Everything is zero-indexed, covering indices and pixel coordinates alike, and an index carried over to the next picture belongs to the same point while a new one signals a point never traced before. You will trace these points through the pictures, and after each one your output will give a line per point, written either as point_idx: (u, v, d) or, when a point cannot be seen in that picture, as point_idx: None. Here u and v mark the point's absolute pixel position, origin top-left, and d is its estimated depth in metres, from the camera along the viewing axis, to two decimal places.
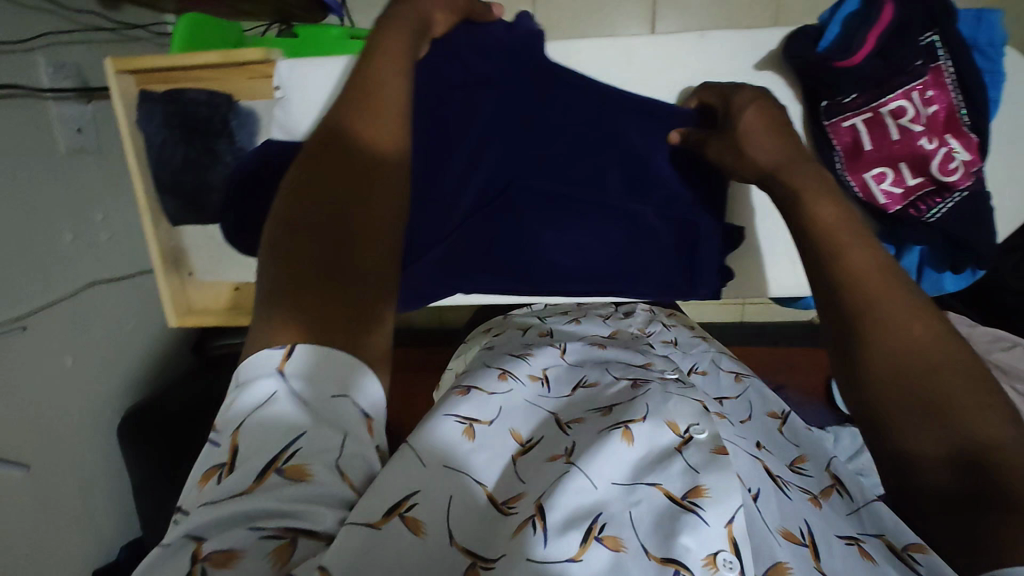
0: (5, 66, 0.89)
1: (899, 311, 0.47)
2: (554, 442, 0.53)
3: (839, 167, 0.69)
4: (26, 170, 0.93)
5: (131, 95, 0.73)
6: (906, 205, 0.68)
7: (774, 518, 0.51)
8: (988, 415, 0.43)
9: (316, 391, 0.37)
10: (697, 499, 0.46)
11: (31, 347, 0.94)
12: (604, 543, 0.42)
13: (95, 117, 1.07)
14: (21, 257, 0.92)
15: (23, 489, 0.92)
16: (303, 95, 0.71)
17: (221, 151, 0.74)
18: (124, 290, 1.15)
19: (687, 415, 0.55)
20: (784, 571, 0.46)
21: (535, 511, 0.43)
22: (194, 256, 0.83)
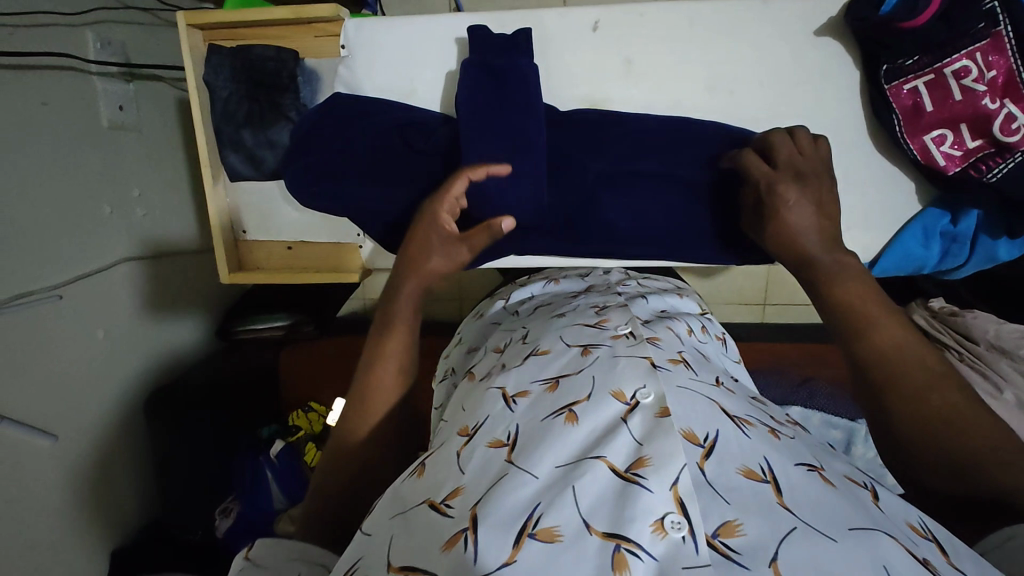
0: (56, 37, 0.91)
1: (921, 382, 0.51)
2: (498, 426, 0.54)
3: (899, 131, 0.72)
4: (68, 143, 0.94)
5: (200, 50, 0.79)
6: (966, 166, 0.71)
7: (734, 456, 0.46)
8: (1007, 465, 0.48)
9: (272, 557, 0.54)
10: (640, 470, 0.45)
11: (65, 316, 0.94)
12: (538, 537, 0.42)
13: (136, 96, 1.08)
14: (59, 227, 0.93)
15: (48, 458, 0.91)
16: (370, 54, 0.77)
17: (285, 107, 0.79)
18: (159, 269, 1.16)
19: (633, 378, 0.54)
20: (733, 531, 0.41)
21: (468, 524, 0.44)
22: (246, 215, 0.86)
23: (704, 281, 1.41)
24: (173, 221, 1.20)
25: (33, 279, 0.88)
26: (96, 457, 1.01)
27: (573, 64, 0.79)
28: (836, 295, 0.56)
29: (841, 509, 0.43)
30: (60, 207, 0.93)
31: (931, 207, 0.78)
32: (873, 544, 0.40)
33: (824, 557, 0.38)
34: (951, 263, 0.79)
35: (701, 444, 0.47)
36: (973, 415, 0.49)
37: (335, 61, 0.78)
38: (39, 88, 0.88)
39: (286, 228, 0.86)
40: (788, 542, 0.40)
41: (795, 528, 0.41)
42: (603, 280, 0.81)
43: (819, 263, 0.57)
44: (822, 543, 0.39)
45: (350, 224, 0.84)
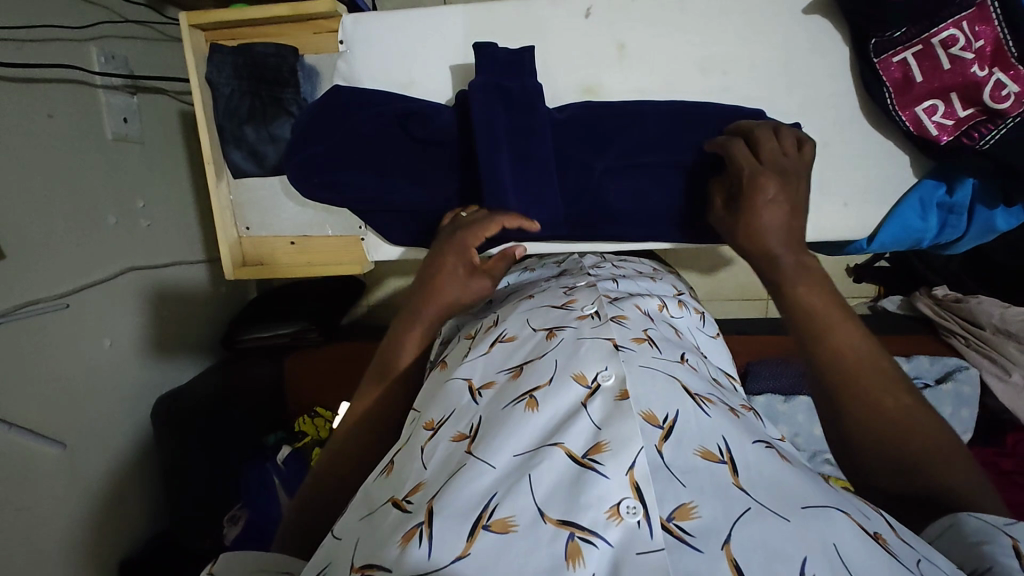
0: (61, 51, 0.93)
1: (880, 385, 0.51)
2: (461, 418, 0.53)
3: (891, 104, 0.73)
4: (73, 155, 0.96)
5: (202, 49, 0.81)
6: (958, 134, 0.71)
7: (692, 437, 0.46)
8: (953, 465, 0.49)
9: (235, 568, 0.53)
10: (597, 455, 0.45)
11: (72, 324, 0.95)
12: (492, 528, 0.42)
13: (140, 109, 1.11)
14: (66, 236, 0.94)
15: (56, 465, 0.91)
16: (367, 49, 0.80)
17: (286, 101, 0.80)
18: (163, 278, 1.17)
19: (596, 361, 0.53)
20: (688, 514, 0.41)
21: (424, 519, 0.44)
22: (249, 211, 0.87)
23: (706, 277, 1.42)
24: (178, 230, 1.22)
25: (40, 288, 0.89)
26: (103, 467, 1.01)
27: (566, 55, 0.81)
28: (793, 293, 0.55)
29: (794, 485, 0.44)
30: (66, 217, 0.94)
31: (927, 178, 0.79)
32: (823, 521, 0.41)
33: (774, 537, 0.39)
34: (950, 234, 0.80)
35: (661, 425, 0.47)
36: (911, 413, 0.50)
37: (334, 56, 0.81)
38: (45, 101, 0.90)
39: (291, 221, 0.86)
40: (740, 524, 0.40)
41: (749, 509, 0.41)
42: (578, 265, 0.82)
43: (772, 258, 0.58)
44: (773, 522, 0.40)
45: (352, 218, 0.85)
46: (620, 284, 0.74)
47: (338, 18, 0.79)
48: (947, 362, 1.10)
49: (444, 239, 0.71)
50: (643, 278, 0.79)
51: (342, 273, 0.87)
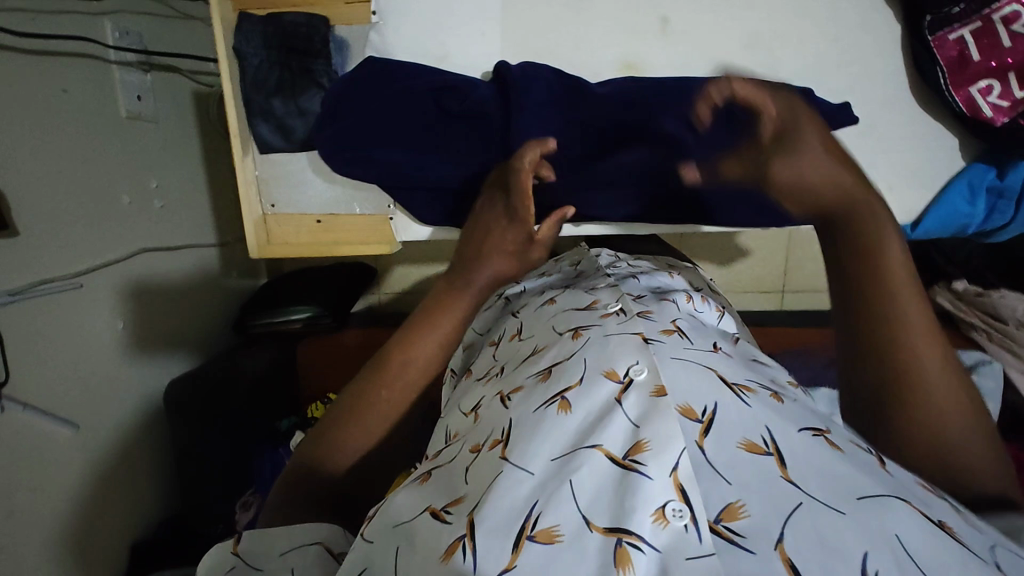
0: (75, 23, 0.90)
1: (933, 353, 0.54)
2: (495, 428, 0.53)
3: (945, 83, 0.73)
4: (87, 131, 0.94)
5: (230, 20, 0.78)
6: (1013, 115, 0.73)
7: (734, 431, 0.46)
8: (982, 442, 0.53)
9: (264, 551, 0.52)
10: (638, 456, 0.44)
11: (84, 304, 0.93)
12: (537, 539, 0.41)
13: (153, 87, 1.08)
14: (80, 215, 0.92)
15: (69, 447, 0.90)
16: (397, 21, 0.78)
17: (317, 74, 0.78)
18: (176, 260, 1.15)
19: (626, 356, 0.54)
20: (737, 514, 0.40)
21: (466, 531, 0.43)
22: (273, 187, 0.84)
23: (723, 269, 1.41)
24: (190, 212, 1.19)
25: (54, 267, 0.87)
26: (116, 450, 1.00)
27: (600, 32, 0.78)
28: (869, 255, 0.56)
29: (849, 478, 0.42)
30: (79, 194, 0.92)
31: (975, 163, 0.79)
32: (880, 511, 0.40)
33: (828, 531, 0.38)
34: (997, 221, 0.81)
35: (700, 419, 0.47)
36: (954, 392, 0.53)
37: (364, 27, 0.78)
38: (60, 76, 0.88)
39: (317, 199, 0.84)
40: (791, 521, 0.39)
41: (800, 505, 0.40)
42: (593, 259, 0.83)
43: (868, 213, 0.57)
44: (827, 516, 0.39)
45: (384, 195, 0.84)
46: (641, 282, 0.74)
47: None
48: (969, 356, 1.09)
49: (489, 208, 0.76)
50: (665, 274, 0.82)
51: (368, 253, 0.86)
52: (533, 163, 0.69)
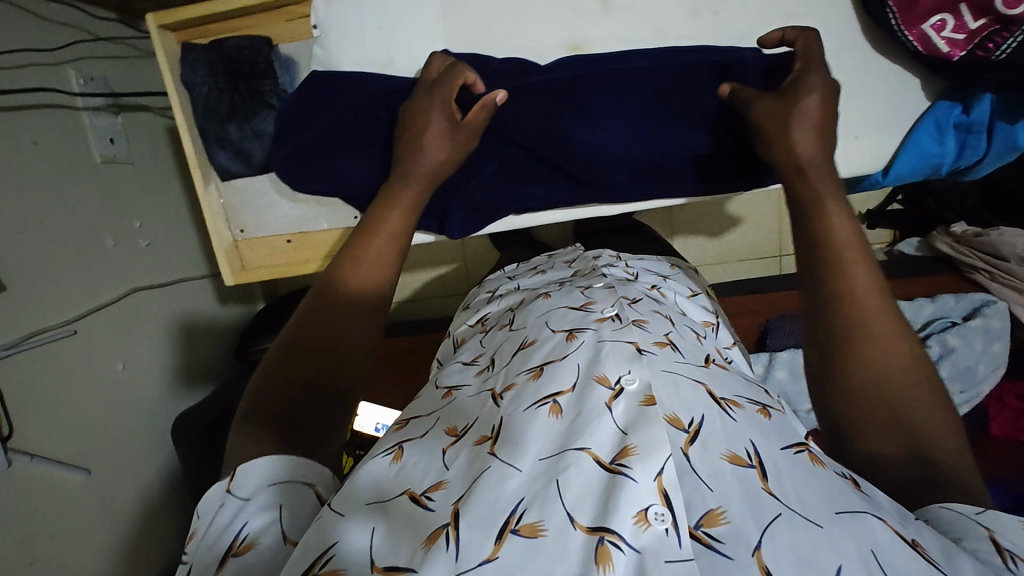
0: (37, 74, 0.91)
1: (889, 331, 0.51)
2: (484, 422, 0.54)
3: (895, 22, 0.72)
4: (64, 179, 0.95)
5: (174, 51, 0.79)
6: (971, 48, 0.70)
7: (719, 442, 0.48)
8: (938, 416, 0.49)
9: (250, 489, 0.46)
10: (624, 460, 0.46)
11: (80, 350, 0.94)
12: (521, 533, 0.42)
13: (125, 128, 1.09)
14: (65, 263, 0.93)
15: (83, 492, 0.91)
16: (340, 31, 0.77)
17: (265, 94, 0.80)
18: (167, 296, 1.16)
19: (617, 366, 0.55)
20: (716, 519, 0.42)
21: (450, 520, 0.43)
22: (242, 213, 0.86)
23: (714, 239, 1.39)
24: (176, 246, 1.20)
25: (46, 317, 0.88)
26: (129, 490, 1.00)
27: (546, 18, 0.78)
28: (823, 224, 0.55)
29: (830, 493, 0.45)
30: (63, 243, 0.93)
31: (940, 101, 0.78)
32: (859, 525, 0.41)
33: (806, 546, 0.40)
34: (971, 157, 0.78)
35: (686, 429, 0.49)
36: (909, 367, 0.50)
37: (308, 43, 0.79)
38: (29, 127, 0.89)
39: (285, 220, 0.86)
40: (770, 531, 0.41)
41: (779, 515, 0.42)
42: (589, 269, 0.88)
43: (826, 228, 0.55)
44: (805, 530, 0.41)
45: (350, 208, 0.84)
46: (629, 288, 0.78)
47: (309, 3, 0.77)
48: (973, 298, 1.07)
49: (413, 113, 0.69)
50: (654, 275, 0.89)
51: None
52: (439, 71, 0.72)
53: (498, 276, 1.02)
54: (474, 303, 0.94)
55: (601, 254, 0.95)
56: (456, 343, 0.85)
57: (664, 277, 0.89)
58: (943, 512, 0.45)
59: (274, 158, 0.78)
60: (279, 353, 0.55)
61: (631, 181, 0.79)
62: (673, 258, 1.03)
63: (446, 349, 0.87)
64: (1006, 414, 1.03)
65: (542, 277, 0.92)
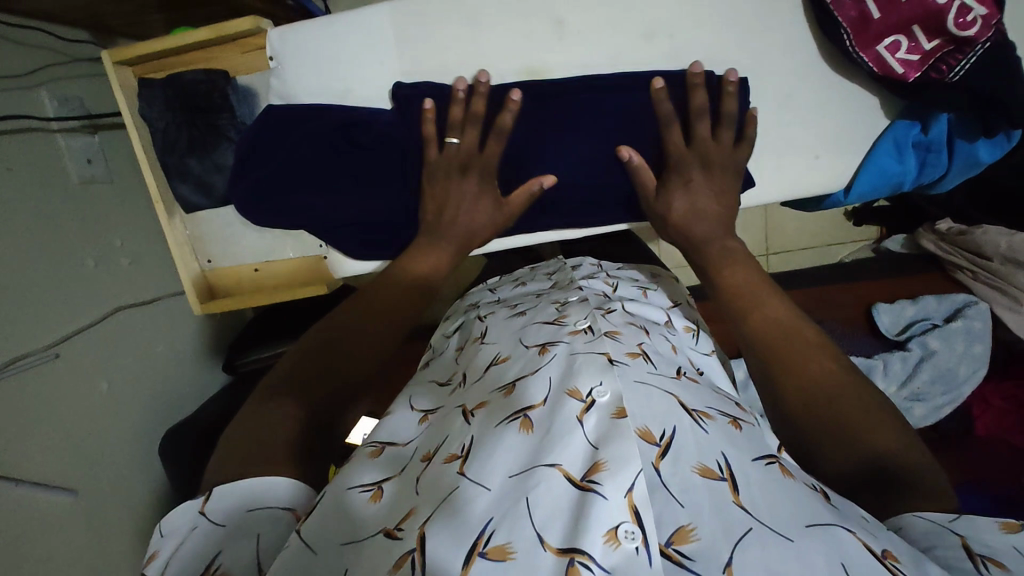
0: (11, 99, 0.91)
1: (808, 350, 0.56)
2: (454, 441, 0.52)
3: (850, 43, 0.72)
4: (44, 203, 0.95)
5: (132, 85, 0.82)
6: (925, 69, 0.70)
7: (690, 455, 0.47)
8: (883, 423, 0.50)
9: (233, 513, 0.47)
10: (595, 476, 0.44)
11: (65, 373, 0.95)
12: (489, 556, 0.40)
13: (103, 147, 1.09)
14: (46, 287, 0.94)
15: (70, 513, 0.92)
16: (295, 64, 0.78)
17: (223, 128, 0.81)
18: (152, 313, 1.17)
19: (590, 376, 0.52)
20: (687, 537, 0.41)
21: (417, 544, 0.42)
22: (209, 243, 0.90)
23: None
24: (159, 262, 1.21)
25: (27, 342, 0.89)
26: (118, 509, 1.01)
27: (509, 35, 0.78)
28: (722, 275, 0.68)
29: (796, 506, 0.44)
30: (42, 267, 0.94)
31: (899, 120, 0.78)
32: (827, 539, 0.41)
33: (774, 558, 0.39)
34: (932, 173, 0.79)
35: (657, 443, 0.47)
36: (835, 377, 0.54)
37: (265, 74, 0.80)
38: (5, 153, 0.89)
39: (249, 249, 0.89)
40: (741, 547, 0.40)
41: (750, 530, 0.41)
42: (568, 280, 0.86)
43: (725, 278, 0.67)
44: (776, 543, 0.40)
45: (311, 236, 0.88)
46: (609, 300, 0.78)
47: (264, 34, 0.78)
48: (955, 299, 1.08)
49: (446, 176, 0.76)
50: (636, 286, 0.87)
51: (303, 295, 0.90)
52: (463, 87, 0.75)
53: (478, 289, 1.00)
54: (451, 313, 0.94)
55: (580, 266, 0.94)
56: (431, 357, 0.82)
57: (645, 288, 0.88)
58: (916, 521, 0.45)
59: (233, 192, 0.80)
60: (306, 346, 0.62)
61: (584, 207, 0.83)
62: (653, 265, 1.02)
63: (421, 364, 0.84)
64: (991, 414, 1.03)
65: (522, 287, 0.92)
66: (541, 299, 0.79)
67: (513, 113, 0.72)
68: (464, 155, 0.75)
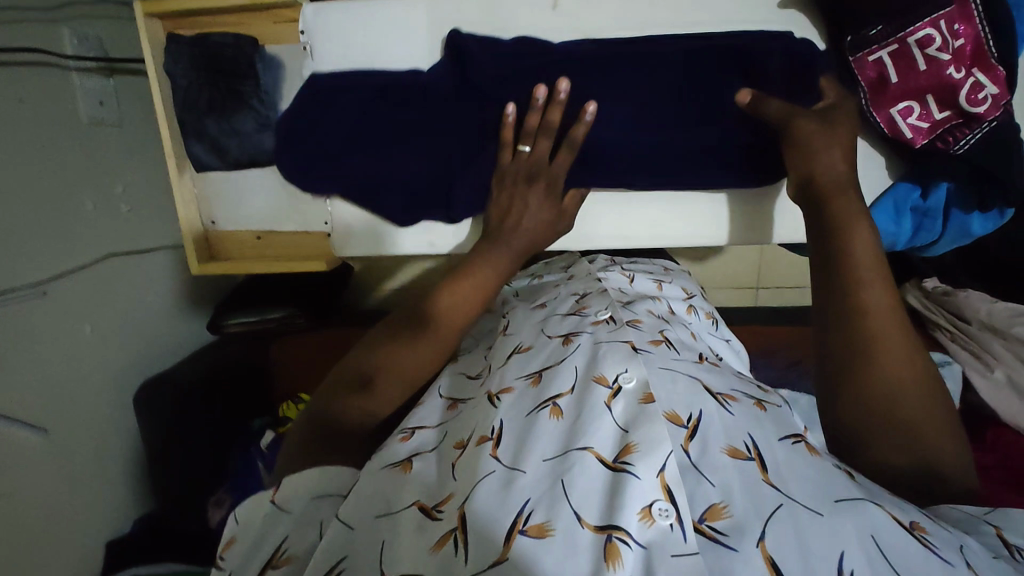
0: (29, 30, 0.90)
1: (902, 350, 0.57)
2: (483, 426, 0.53)
3: (866, 103, 0.73)
4: (49, 139, 0.94)
5: (159, 39, 0.81)
6: (933, 138, 0.73)
7: (718, 437, 0.47)
8: (940, 433, 0.55)
9: (299, 499, 0.53)
10: (627, 457, 0.46)
11: (50, 311, 0.94)
12: (529, 533, 0.42)
13: (117, 91, 1.08)
14: (43, 223, 0.93)
15: (38, 452, 0.92)
16: (327, 36, 0.80)
17: (245, 95, 0.82)
18: (144, 263, 1.16)
19: (615, 363, 0.54)
20: (719, 514, 0.42)
21: (457, 524, 0.45)
22: (214, 204, 0.90)
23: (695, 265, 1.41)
24: (158, 213, 1.20)
25: (17, 277, 0.88)
26: (86, 453, 1.01)
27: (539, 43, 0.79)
28: (848, 245, 0.61)
29: (825, 481, 0.45)
30: (41, 203, 0.93)
31: (902, 181, 0.80)
32: (858, 513, 0.42)
33: (808, 534, 0.40)
34: (925, 238, 0.81)
35: (685, 425, 0.48)
36: (916, 381, 0.56)
37: (297, 48, 0.81)
38: (15, 84, 0.88)
39: (255, 217, 0.89)
40: (773, 522, 0.41)
41: (781, 505, 0.42)
42: (585, 271, 0.86)
43: (848, 248, 0.61)
44: (807, 517, 0.41)
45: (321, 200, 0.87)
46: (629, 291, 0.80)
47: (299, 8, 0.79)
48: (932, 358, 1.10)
49: (513, 184, 0.76)
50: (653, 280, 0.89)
51: (302, 269, 0.90)
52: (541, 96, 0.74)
53: None
54: None
55: (594, 259, 0.94)
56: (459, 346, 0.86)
57: (660, 278, 0.89)
58: (951, 511, 0.49)
59: (278, 156, 0.83)
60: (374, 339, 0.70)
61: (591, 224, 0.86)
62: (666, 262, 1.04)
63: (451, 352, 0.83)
64: None
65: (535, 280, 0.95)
66: (563, 287, 0.81)
67: (587, 127, 0.74)
68: (534, 164, 0.76)
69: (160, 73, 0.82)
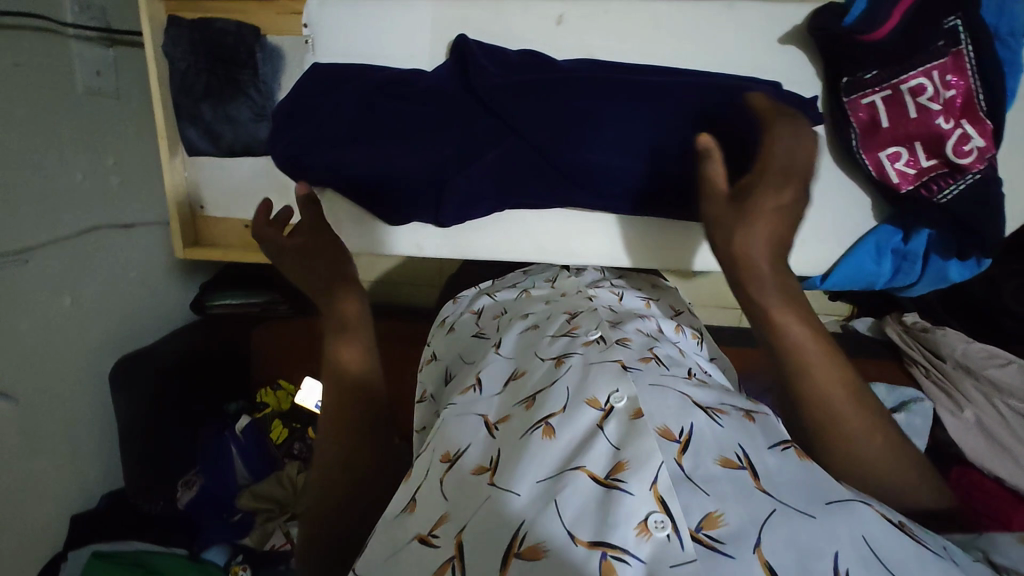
0: None
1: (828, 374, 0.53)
2: (481, 453, 0.54)
3: (857, 144, 0.75)
4: (41, 106, 0.93)
5: (160, 19, 0.81)
6: (917, 185, 0.75)
7: (710, 449, 0.47)
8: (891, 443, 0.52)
9: None
10: (619, 474, 0.46)
11: (30, 280, 0.93)
12: (524, 556, 0.42)
13: (116, 63, 1.07)
14: (30, 190, 0.92)
15: (8, 420, 0.91)
16: (329, 32, 0.81)
17: (244, 84, 0.81)
18: (130, 238, 1.15)
19: (606, 384, 0.55)
20: (716, 522, 0.41)
21: (454, 553, 0.45)
22: (206, 190, 0.89)
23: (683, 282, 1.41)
24: (150, 189, 1.19)
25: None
26: (57, 425, 1.00)
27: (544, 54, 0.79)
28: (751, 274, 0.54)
29: (816, 487, 0.45)
30: (30, 170, 0.92)
31: (886, 224, 0.82)
32: (848, 515, 0.42)
33: (801, 537, 0.40)
34: (903, 280, 0.83)
35: (677, 439, 0.48)
36: (854, 398, 0.53)
37: (299, 40, 0.81)
38: (11, 49, 0.87)
39: (242, 207, 0.89)
40: (768, 526, 0.40)
41: (774, 510, 0.42)
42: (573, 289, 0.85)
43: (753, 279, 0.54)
44: (801, 521, 0.41)
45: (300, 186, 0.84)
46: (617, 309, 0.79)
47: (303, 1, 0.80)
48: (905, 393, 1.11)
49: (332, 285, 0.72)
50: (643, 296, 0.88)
51: None
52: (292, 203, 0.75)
53: (470, 291, 0.97)
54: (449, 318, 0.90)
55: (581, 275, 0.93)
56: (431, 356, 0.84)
57: (648, 296, 0.88)
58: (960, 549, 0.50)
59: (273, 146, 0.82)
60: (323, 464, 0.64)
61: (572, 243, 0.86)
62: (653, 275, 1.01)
63: (434, 376, 0.78)
64: None
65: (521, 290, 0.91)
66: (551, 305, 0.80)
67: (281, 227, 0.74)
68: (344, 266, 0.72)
69: (160, 53, 0.82)
